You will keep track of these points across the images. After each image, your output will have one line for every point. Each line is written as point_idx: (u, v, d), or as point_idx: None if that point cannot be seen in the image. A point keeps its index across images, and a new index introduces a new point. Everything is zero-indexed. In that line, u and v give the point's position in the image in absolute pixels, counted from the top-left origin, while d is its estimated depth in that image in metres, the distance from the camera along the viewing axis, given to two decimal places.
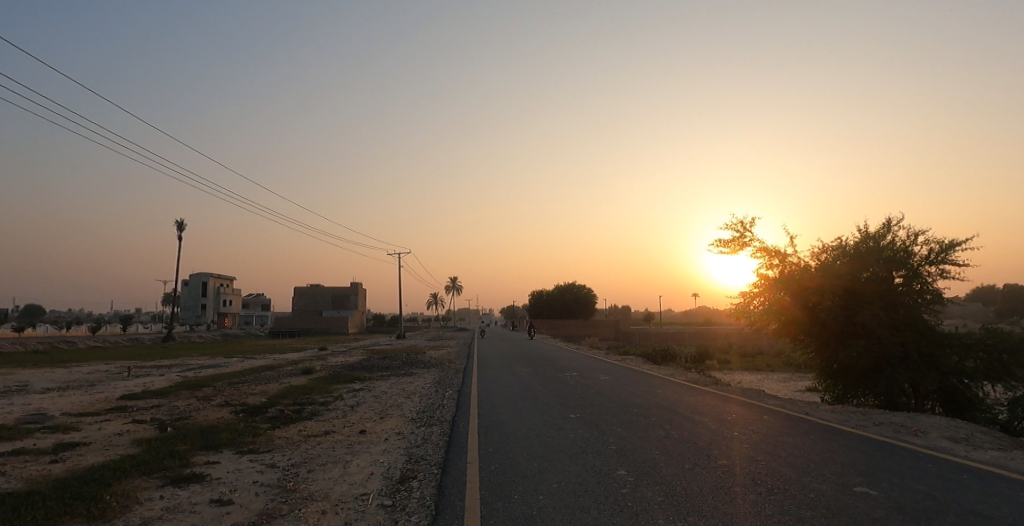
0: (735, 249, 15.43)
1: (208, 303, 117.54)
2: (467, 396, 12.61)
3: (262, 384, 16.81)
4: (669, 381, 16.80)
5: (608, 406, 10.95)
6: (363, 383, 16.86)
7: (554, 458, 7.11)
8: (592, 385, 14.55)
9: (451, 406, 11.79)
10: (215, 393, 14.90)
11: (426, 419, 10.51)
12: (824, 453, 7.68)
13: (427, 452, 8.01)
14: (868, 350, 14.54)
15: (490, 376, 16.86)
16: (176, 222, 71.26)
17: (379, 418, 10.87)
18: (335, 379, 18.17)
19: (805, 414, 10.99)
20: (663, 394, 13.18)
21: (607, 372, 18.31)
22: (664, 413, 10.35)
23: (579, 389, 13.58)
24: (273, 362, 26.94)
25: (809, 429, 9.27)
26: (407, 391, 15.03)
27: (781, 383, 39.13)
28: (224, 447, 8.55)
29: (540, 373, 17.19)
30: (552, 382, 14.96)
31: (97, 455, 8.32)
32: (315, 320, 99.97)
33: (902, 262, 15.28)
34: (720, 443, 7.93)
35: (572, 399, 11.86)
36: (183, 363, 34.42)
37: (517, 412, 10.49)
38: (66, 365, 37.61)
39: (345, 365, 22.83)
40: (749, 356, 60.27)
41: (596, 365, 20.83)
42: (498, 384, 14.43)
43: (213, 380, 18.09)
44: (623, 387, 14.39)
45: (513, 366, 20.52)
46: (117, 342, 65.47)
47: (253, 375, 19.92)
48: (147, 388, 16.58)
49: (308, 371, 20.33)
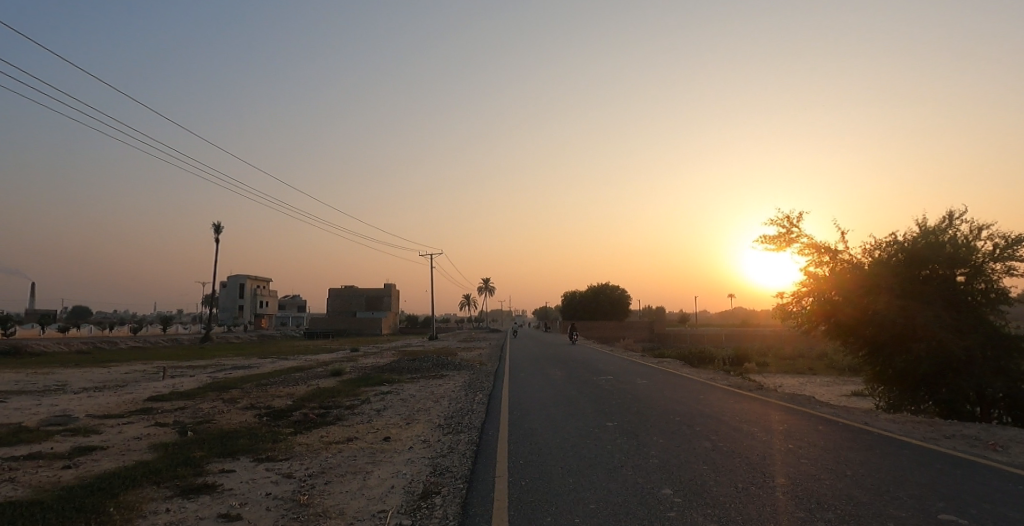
0: (780, 246, 14.47)
1: (246, 305, 120.63)
2: (497, 402, 12.01)
3: (290, 386, 16.63)
4: (709, 386, 15.87)
5: (647, 414, 10.20)
6: (391, 386, 16.47)
7: (590, 474, 6.43)
8: (628, 390, 13.79)
9: (480, 411, 11.22)
10: (241, 396, 14.74)
11: (454, 426, 9.97)
12: (895, 471, 6.79)
13: (453, 464, 7.45)
14: (930, 352, 13.21)
15: (520, 380, 16.19)
16: (213, 225, 73.10)
17: (405, 424, 10.39)
18: (363, 381, 17.86)
19: (865, 424, 9.99)
20: (705, 401, 12.31)
21: (644, 376, 17.44)
22: (709, 422, 9.54)
23: (615, 395, 12.83)
24: (305, 363, 26.94)
25: (873, 442, 8.31)
26: (436, 395, 14.55)
27: (827, 387, 37.18)
28: (240, 455, 8.21)
29: (573, 377, 16.47)
30: (585, 387, 14.24)
31: (111, 462, 8.10)
32: (348, 321, 101.33)
33: (964, 260, 13.73)
34: (775, 458, 7.11)
35: (606, 405, 11.15)
36: (219, 364, 35.00)
37: (549, 419, 9.84)
38: (109, 365, 38.81)
39: (375, 367, 22.58)
40: (790, 358, 57.98)
41: (631, 369, 19.96)
42: (528, 389, 13.77)
43: (242, 381, 18.02)
44: (662, 393, 13.57)
45: (545, 369, 19.83)
46: (159, 343, 67.57)
47: (283, 376, 19.85)
48: (177, 389, 16.57)
49: (337, 372, 20.12)
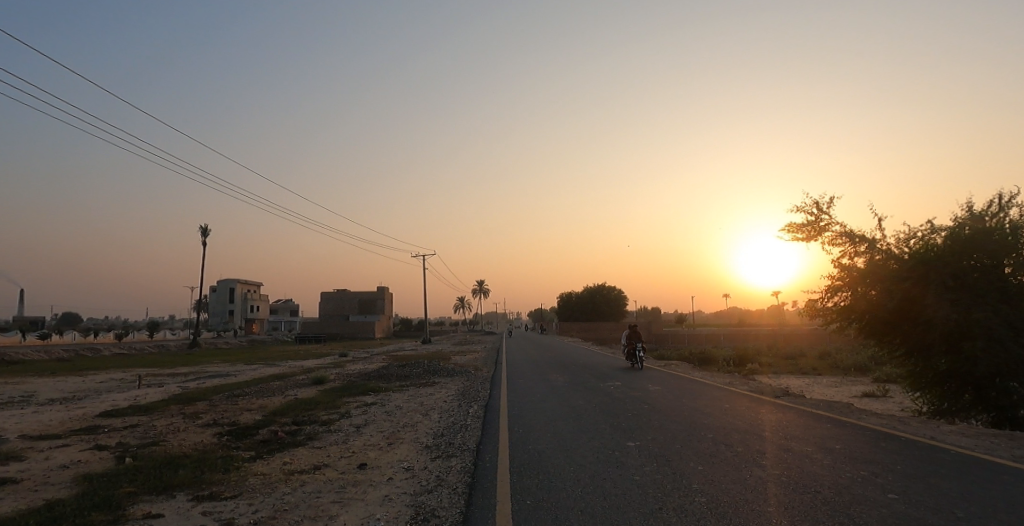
0: (810, 236, 12.89)
1: (236, 309, 118.33)
2: (495, 415, 10.39)
3: (264, 397, 14.95)
4: (729, 391, 14.36)
5: (672, 429, 8.63)
6: (376, 396, 14.80)
7: (622, 521, 4.89)
8: (641, 399, 12.25)
9: (476, 428, 9.61)
10: (205, 410, 13.07)
11: (445, 447, 8.35)
12: (1011, 509, 5.27)
13: (441, 504, 5.82)
14: (988, 353, 11.43)
15: (519, 388, 14.60)
16: (200, 228, 71.20)
17: (386, 445, 8.77)
18: (346, 390, 16.19)
19: (930, 439, 8.44)
20: (731, 410, 10.77)
21: (654, 381, 15.87)
22: (749, 439, 7.98)
23: (628, 405, 11.29)
24: (287, 370, 25.24)
25: (960, 465, 6.73)
26: (425, 405, 12.89)
27: (835, 387, 35.76)
28: (178, 493, 6.60)
29: (579, 384, 14.87)
30: (593, 395, 12.69)
31: (14, 502, 6.50)
32: (340, 325, 99.49)
33: (1013, 248, 12.08)
34: (853, 493, 5.58)
35: (621, 419, 9.56)
36: (200, 371, 33.20)
37: (556, 439, 8.23)
38: (84, 373, 37.06)
39: (361, 374, 20.91)
40: (791, 358, 56.63)
41: (639, 373, 18.39)
42: (530, 399, 12.16)
43: (211, 392, 16.31)
44: (680, 401, 12.02)
45: (545, 375, 18.27)
46: (143, 349, 65.50)
47: (260, 385, 18.13)
48: (136, 403, 14.86)
49: (319, 380, 18.42)
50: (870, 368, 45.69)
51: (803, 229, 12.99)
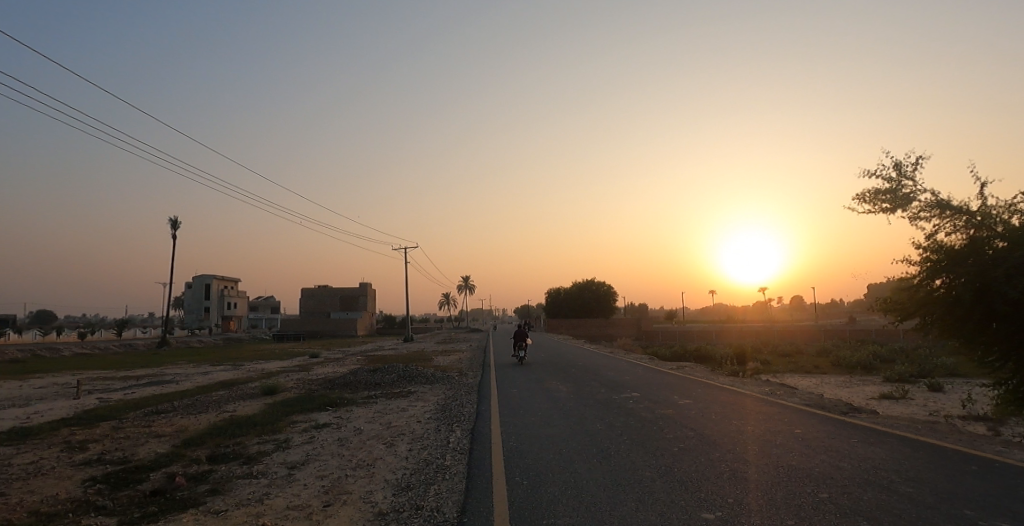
0: (891, 206, 10.18)
1: (212, 306, 113.60)
2: (486, 451, 7.34)
3: (190, 416, 11.71)
4: (777, 404, 11.49)
5: (759, 486, 5.63)
6: (335, 414, 11.71)
7: None
8: (675, 420, 9.33)
9: (457, 475, 6.52)
10: (98, 436, 9.82)
11: (410, 517, 5.26)
12: None
13: None
14: None
15: (514, 404, 11.61)
16: (170, 219, 66.97)
17: (319, 509, 5.67)
18: (298, 404, 13.03)
19: None
20: (808, 437, 7.86)
21: (678, 392, 12.93)
22: (887, 501, 5.15)
23: (662, 431, 8.38)
24: (242, 375, 21.84)
25: None
26: (393, 429, 9.81)
27: (847, 389, 33.20)
28: None
29: (588, 397, 11.90)
30: (611, 414, 9.76)
31: None
32: (321, 323, 95.53)
33: None
34: None
35: (670, 461, 6.56)
36: (150, 375, 29.44)
37: (586, 504, 5.24)
38: (22, 376, 33.04)
39: (323, 382, 17.73)
40: (789, 356, 54.46)
41: (654, 380, 15.47)
42: (531, 422, 9.16)
43: (128, 408, 12.97)
44: (727, 423, 9.14)
45: (541, 384, 15.24)
46: (108, 349, 61.28)
47: (195, 397, 14.82)
48: (17, 425, 11.44)
49: (270, 390, 15.17)
50: (876, 368, 43.33)
51: (880, 199, 10.29)
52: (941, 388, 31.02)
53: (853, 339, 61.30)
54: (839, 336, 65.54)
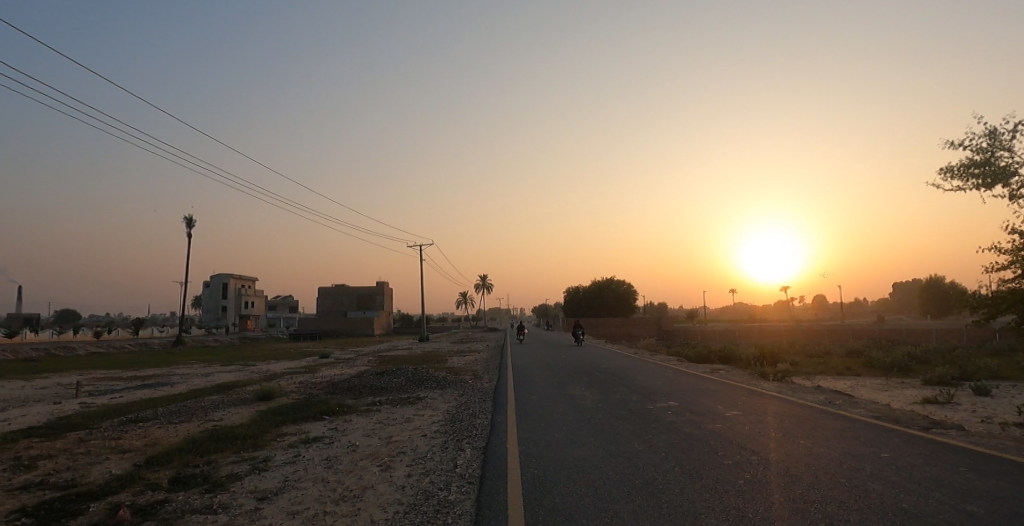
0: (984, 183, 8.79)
1: (229, 305, 113.97)
2: (501, 481, 5.88)
3: (169, 426, 10.43)
4: (838, 415, 9.86)
5: None
6: (330, 424, 10.35)
7: None
8: (728, 437, 7.81)
9: (462, 518, 5.04)
10: (55, 452, 8.53)
11: None
12: None
13: None
14: None
15: (534, 415, 10.16)
16: (185, 219, 66.86)
17: None
18: (291, 412, 11.69)
19: None
20: (904, 465, 6.24)
21: (721, 401, 11.35)
22: None
23: (717, 452, 6.87)
24: (244, 377, 20.66)
25: None
26: (392, 446, 8.37)
27: (886, 392, 31.11)
28: None
29: (618, 407, 10.39)
30: (651, 430, 8.24)
31: None
32: (336, 321, 95.03)
33: None
34: None
35: (739, 502, 5.04)
36: (155, 376, 28.44)
37: None
38: (32, 377, 32.42)
39: (326, 385, 16.44)
40: (817, 356, 52.21)
41: (688, 386, 13.86)
42: (555, 440, 7.68)
43: (104, 416, 11.72)
44: (791, 442, 7.57)
45: (563, 390, 13.77)
46: (123, 348, 61.12)
47: (184, 402, 13.57)
48: None
49: (266, 395, 13.91)
50: (913, 369, 40.97)
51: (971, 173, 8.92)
52: (989, 393, 28.66)
53: (885, 338, 58.61)
54: (869, 335, 62.79)
